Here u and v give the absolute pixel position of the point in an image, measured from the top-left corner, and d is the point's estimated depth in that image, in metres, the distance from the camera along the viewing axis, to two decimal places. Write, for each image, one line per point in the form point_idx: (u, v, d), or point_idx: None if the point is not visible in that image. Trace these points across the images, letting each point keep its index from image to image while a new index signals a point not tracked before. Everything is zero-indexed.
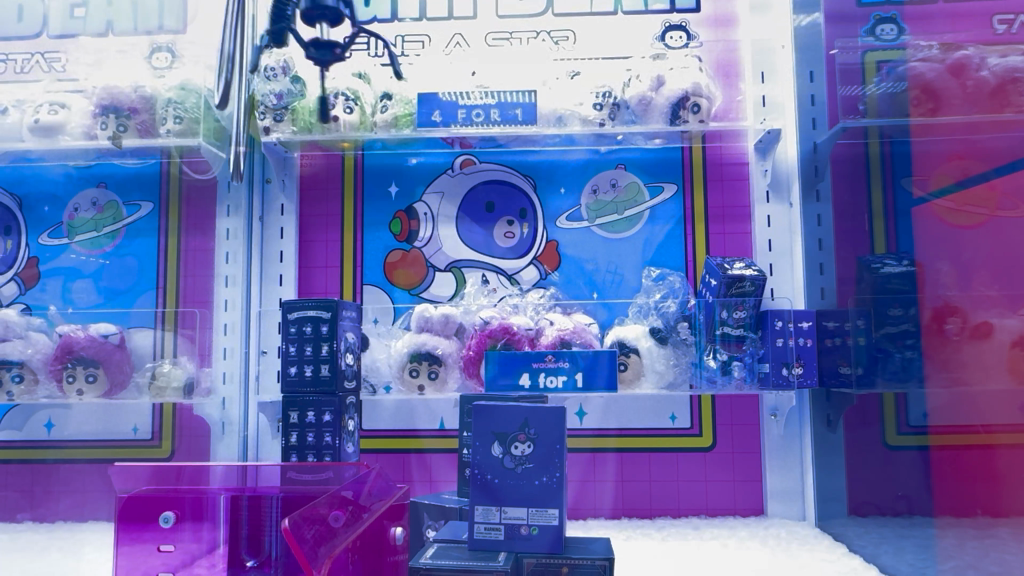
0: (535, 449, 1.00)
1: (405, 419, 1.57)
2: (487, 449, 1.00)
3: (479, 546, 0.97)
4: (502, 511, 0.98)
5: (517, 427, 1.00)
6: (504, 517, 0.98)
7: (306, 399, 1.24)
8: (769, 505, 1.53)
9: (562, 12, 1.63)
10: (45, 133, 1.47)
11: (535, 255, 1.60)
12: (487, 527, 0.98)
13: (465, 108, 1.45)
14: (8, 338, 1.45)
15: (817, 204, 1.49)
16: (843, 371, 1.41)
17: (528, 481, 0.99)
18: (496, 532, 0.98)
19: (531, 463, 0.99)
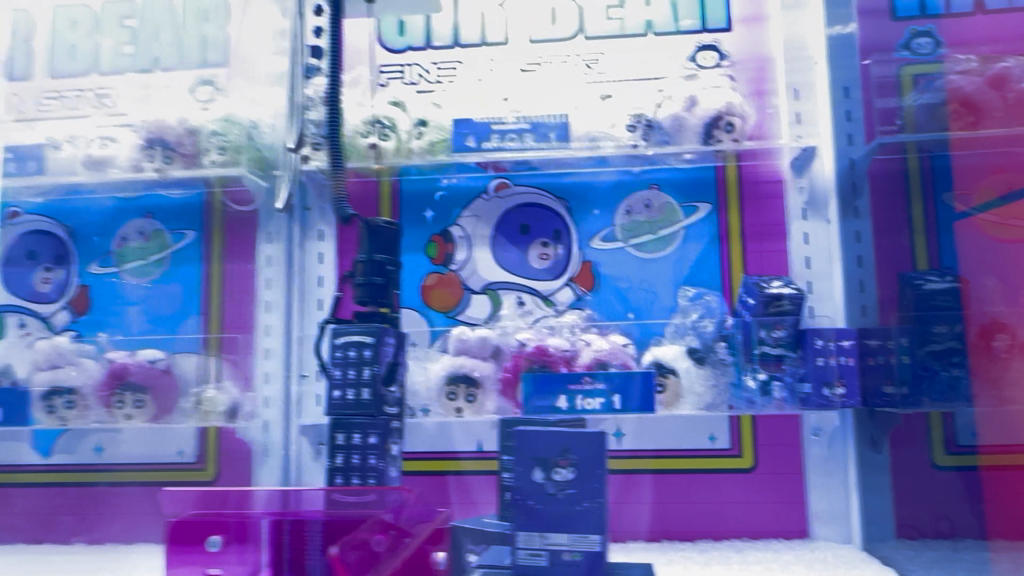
0: (577, 473, 0.99)
1: (443, 442, 1.58)
2: (530, 474, 0.99)
3: (523, 571, 0.98)
4: (545, 537, 0.98)
5: (558, 452, 1.00)
6: (547, 543, 0.98)
7: (351, 421, 1.26)
8: (814, 527, 1.48)
9: (593, 36, 1.64)
10: (96, 167, 1.55)
11: (569, 276, 1.59)
12: (530, 552, 0.98)
13: (499, 132, 1.47)
14: (63, 365, 1.53)
15: (856, 220, 1.48)
16: (888, 391, 1.37)
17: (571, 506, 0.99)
18: (540, 557, 0.98)
19: (573, 489, 0.99)
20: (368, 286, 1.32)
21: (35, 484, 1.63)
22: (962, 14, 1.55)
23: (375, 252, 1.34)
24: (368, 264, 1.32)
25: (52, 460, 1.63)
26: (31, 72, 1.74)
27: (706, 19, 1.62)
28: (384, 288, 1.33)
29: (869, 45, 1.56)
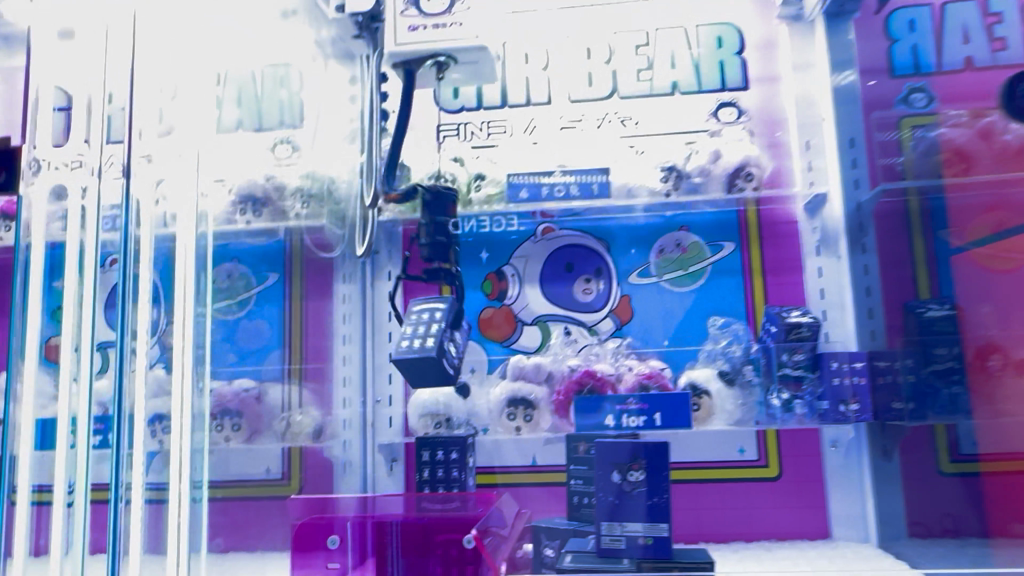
0: (648, 475, 1.18)
1: (491, 457, 1.71)
2: (607, 476, 1.19)
3: (606, 553, 1.17)
4: (623, 526, 1.18)
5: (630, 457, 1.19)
6: (625, 530, 1.18)
7: (437, 439, 1.47)
8: (835, 528, 1.66)
9: (626, 95, 1.85)
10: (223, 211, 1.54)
11: (610, 309, 1.79)
12: (612, 537, 1.17)
13: (547, 185, 1.74)
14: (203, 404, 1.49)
15: (864, 255, 1.69)
16: (896, 407, 1.56)
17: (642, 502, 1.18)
18: (619, 541, 1.17)
19: (645, 487, 1.18)
20: (430, 230, 1.68)
21: None
22: (954, 70, 1.75)
23: (435, 217, 1.69)
24: (431, 226, 1.68)
25: None
26: None
27: (725, 80, 1.83)
28: (446, 245, 1.69)
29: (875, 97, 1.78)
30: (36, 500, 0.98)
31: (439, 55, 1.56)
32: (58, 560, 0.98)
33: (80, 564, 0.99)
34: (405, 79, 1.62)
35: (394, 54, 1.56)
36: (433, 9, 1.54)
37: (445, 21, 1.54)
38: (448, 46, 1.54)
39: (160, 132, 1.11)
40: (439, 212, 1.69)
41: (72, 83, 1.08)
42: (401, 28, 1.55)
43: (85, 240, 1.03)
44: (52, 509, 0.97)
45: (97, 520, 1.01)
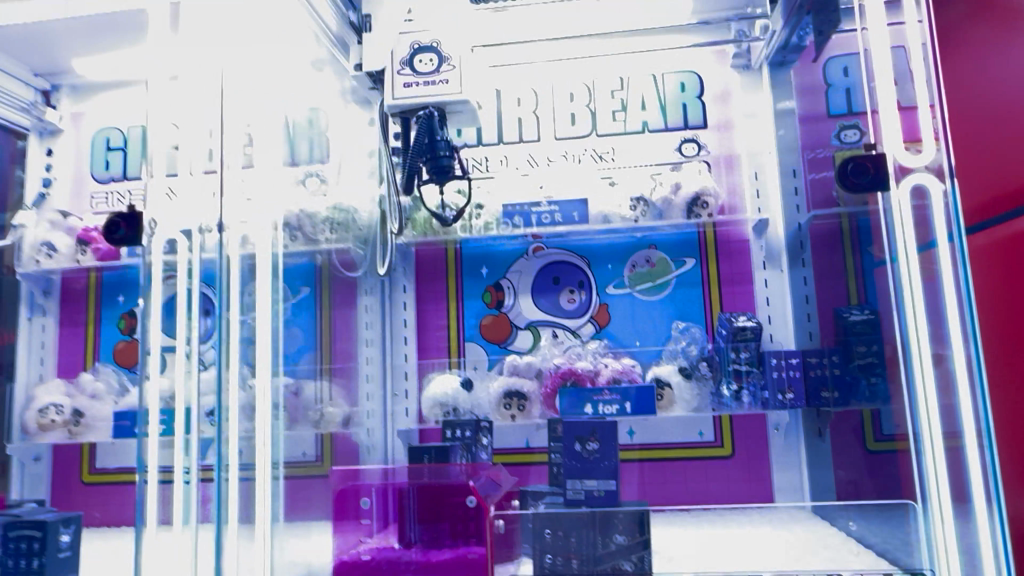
0: (603, 444, 1.30)
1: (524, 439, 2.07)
2: (569, 445, 1.31)
3: (570, 503, 1.29)
4: (583, 481, 1.29)
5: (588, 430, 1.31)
6: (584, 486, 1.29)
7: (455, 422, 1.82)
8: (777, 496, 2.00)
9: (603, 133, 2.20)
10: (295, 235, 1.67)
11: (590, 314, 2.13)
12: (574, 492, 1.29)
13: (536, 213, 2.03)
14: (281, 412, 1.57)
15: (803, 269, 2.03)
16: (824, 394, 1.90)
17: (600, 465, 1.30)
18: (578, 495, 1.29)
19: (599, 454, 1.30)
20: (430, 158, 1.85)
21: None
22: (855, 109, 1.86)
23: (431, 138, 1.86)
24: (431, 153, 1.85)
25: None
26: None
27: (687, 118, 2.18)
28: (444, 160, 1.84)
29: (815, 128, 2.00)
30: (164, 478, 1.15)
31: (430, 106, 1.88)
32: (180, 528, 1.14)
33: (195, 535, 1.15)
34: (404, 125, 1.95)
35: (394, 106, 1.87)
36: (425, 69, 1.88)
37: (435, 79, 1.88)
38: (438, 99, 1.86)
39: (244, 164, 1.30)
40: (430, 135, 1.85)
41: (174, 116, 1.24)
42: (398, 84, 1.88)
43: (190, 261, 1.21)
44: (173, 486, 1.15)
45: (204, 497, 1.17)
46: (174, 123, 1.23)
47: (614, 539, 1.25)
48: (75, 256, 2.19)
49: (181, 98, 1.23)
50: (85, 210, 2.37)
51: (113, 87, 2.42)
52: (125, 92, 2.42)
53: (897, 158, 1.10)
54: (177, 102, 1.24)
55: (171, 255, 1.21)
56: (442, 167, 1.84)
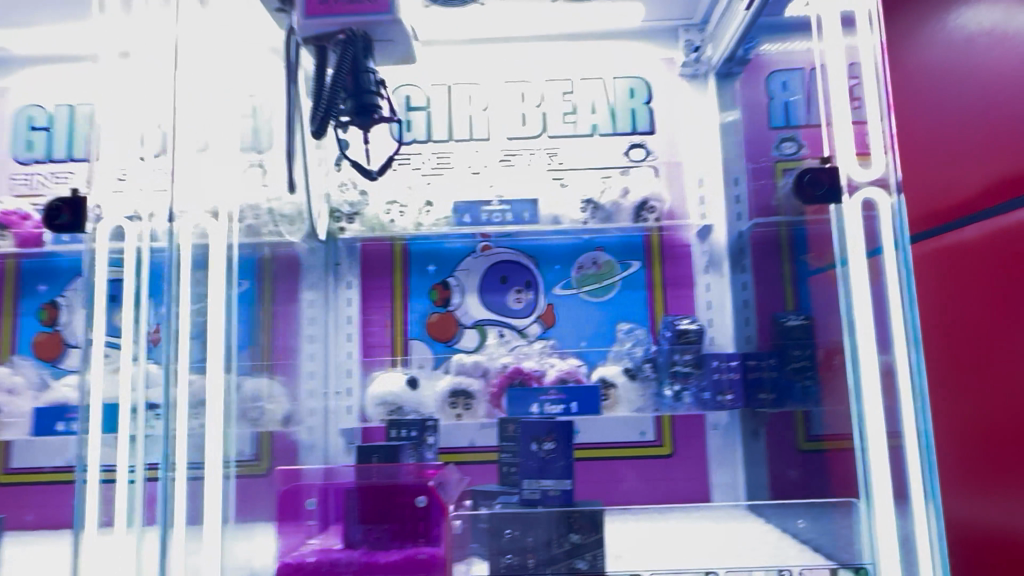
0: (558, 445, 1.31)
1: (466, 439, 2.06)
2: (526, 446, 1.31)
3: (528, 501, 1.30)
4: (540, 481, 1.30)
5: (543, 431, 1.31)
6: (541, 486, 1.30)
7: (402, 421, 1.80)
8: (715, 494, 2.06)
9: (554, 135, 2.21)
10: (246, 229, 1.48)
11: (537, 314, 2.14)
12: (530, 492, 1.30)
13: (486, 212, 2.03)
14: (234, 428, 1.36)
15: (743, 274, 2.08)
16: (762, 396, 1.97)
17: (556, 467, 1.30)
18: (534, 495, 1.30)
19: (556, 454, 1.31)
20: (350, 91, 1.47)
21: None
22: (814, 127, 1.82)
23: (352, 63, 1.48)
24: (351, 83, 1.47)
25: None
26: None
27: (635, 124, 2.22)
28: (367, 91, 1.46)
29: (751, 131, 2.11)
30: (106, 477, 1.09)
31: (351, 27, 1.52)
32: (122, 530, 1.09)
33: (140, 536, 1.10)
34: (319, 55, 1.55)
35: (305, 26, 1.54)
36: None
37: None
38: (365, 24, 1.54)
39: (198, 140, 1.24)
40: (353, 65, 1.48)
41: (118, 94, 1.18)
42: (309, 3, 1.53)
43: (139, 249, 1.15)
44: (115, 487, 1.10)
45: (150, 498, 1.12)
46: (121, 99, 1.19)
47: (569, 538, 1.26)
48: None
49: (129, 73, 1.19)
50: (5, 191, 2.21)
51: (38, 64, 2.28)
52: (50, 69, 2.28)
53: (850, 173, 1.15)
54: (129, 79, 1.18)
55: (119, 246, 1.14)
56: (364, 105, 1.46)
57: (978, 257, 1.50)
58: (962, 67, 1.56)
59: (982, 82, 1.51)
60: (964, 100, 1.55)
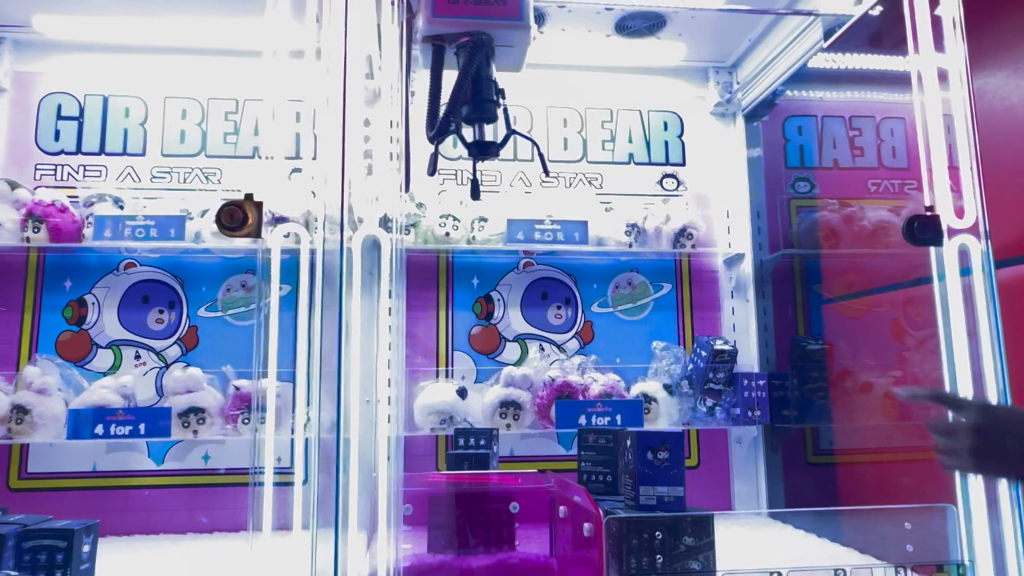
0: (671, 453, 1.43)
1: (507, 449, 2.13)
2: (643, 454, 1.42)
3: (642, 506, 1.40)
4: (655, 488, 1.41)
5: (658, 441, 1.44)
6: (655, 492, 1.41)
7: (470, 429, 1.84)
8: (736, 503, 2.24)
9: (594, 160, 2.34)
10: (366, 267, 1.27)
11: (575, 330, 2.25)
12: (647, 496, 1.41)
13: (537, 230, 2.09)
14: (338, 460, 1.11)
15: (763, 300, 2.29)
16: (786, 412, 2.18)
17: (667, 475, 1.42)
18: (650, 499, 1.41)
19: (669, 463, 1.43)
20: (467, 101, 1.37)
21: (155, 487, 2.04)
22: (830, 167, 2.26)
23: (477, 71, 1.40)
24: (472, 85, 1.38)
25: (164, 466, 2.05)
26: (145, 148, 2.18)
27: (669, 155, 2.38)
28: (487, 102, 1.36)
29: (773, 165, 2.33)
30: (281, 480, 1.09)
31: (474, 33, 1.46)
32: (300, 531, 1.09)
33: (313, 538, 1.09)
34: (436, 55, 1.51)
35: (431, 27, 1.44)
36: None
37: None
38: (493, 25, 1.45)
39: (355, 147, 1.26)
40: (475, 70, 1.40)
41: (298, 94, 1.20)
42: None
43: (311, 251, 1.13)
44: (289, 491, 1.09)
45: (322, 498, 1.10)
46: (291, 99, 1.18)
47: (682, 541, 1.30)
48: (21, 234, 1.95)
49: (302, 74, 1.21)
50: (28, 181, 2.11)
51: (67, 50, 2.19)
52: (80, 58, 2.19)
53: (948, 223, 1.32)
54: (305, 79, 1.21)
55: (294, 245, 1.15)
56: (483, 111, 1.36)
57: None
58: (1021, 114, 1.71)
59: None
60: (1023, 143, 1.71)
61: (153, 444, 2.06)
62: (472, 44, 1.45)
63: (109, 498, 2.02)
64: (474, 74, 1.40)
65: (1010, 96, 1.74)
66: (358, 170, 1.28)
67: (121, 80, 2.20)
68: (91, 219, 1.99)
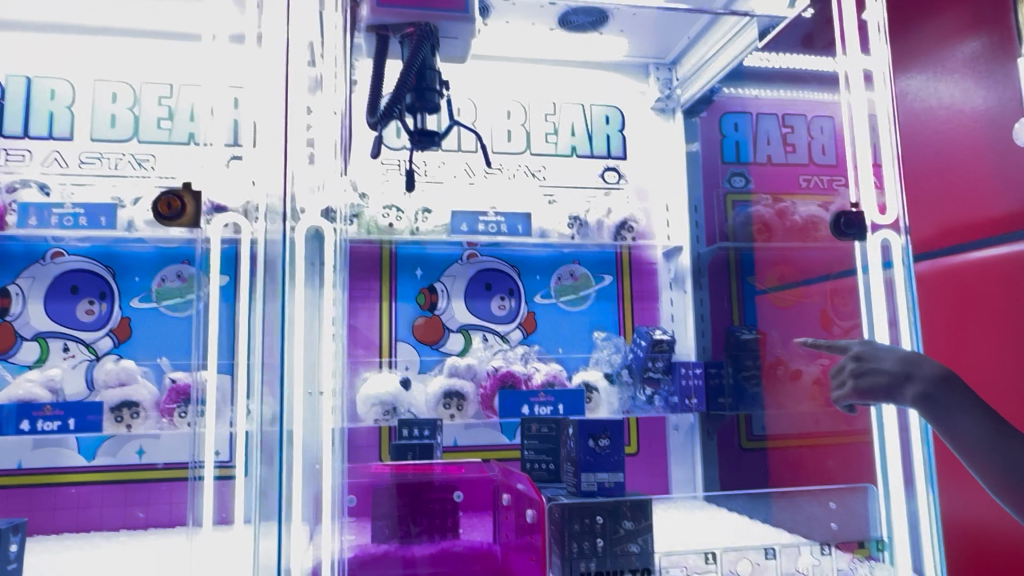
0: (612, 441, 1.47)
1: (449, 439, 2.13)
2: (584, 441, 1.45)
3: (584, 493, 1.42)
4: (595, 474, 1.44)
5: (599, 429, 1.47)
6: (596, 479, 1.44)
7: (412, 420, 1.84)
8: (673, 488, 2.31)
9: (537, 153, 2.35)
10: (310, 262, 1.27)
11: (519, 321, 2.27)
12: (589, 482, 1.43)
13: (481, 222, 2.11)
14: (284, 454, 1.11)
15: (700, 291, 2.36)
16: (722, 400, 2.25)
17: (608, 462, 1.45)
18: (591, 485, 1.43)
19: (609, 451, 1.46)
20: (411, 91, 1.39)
21: (86, 484, 1.98)
22: (764, 163, 2.37)
23: (421, 60, 1.40)
24: (415, 76, 1.39)
25: (95, 462, 1.99)
26: (73, 133, 2.09)
27: (610, 149, 2.42)
28: (429, 90, 1.39)
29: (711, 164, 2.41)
30: (220, 475, 1.08)
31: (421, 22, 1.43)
32: (241, 526, 1.08)
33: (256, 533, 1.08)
34: (380, 45, 1.50)
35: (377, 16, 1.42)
36: None
37: None
38: (439, 17, 1.44)
39: (298, 138, 1.24)
40: (419, 59, 1.40)
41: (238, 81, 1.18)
42: None
43: (252, 242, 1.11)
44: (231, 483, 1.08)
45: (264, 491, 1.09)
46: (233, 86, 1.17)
47: (622, 525, 1.32)
48: None
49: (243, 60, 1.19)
50: None
51: None
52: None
53: (872, 218, 1.39)
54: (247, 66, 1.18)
55: (235, 234, 1.14)
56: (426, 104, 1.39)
57: (985, 281, 1.62)
58: (941, 115, 1.81)
59: (960, 137, 1.75)
60: (942, 143, 1.80)
61: (84, 440, 1.99)
62: (418, 31, 1.43)
63: (36, 497, 1.94)
64: (418, 63, 1.40)
65: (929, 99, 1.84)
66: (300, 159, 1.26)
67: (46, 61, 2.10)
68: (14, 206, 1.89)
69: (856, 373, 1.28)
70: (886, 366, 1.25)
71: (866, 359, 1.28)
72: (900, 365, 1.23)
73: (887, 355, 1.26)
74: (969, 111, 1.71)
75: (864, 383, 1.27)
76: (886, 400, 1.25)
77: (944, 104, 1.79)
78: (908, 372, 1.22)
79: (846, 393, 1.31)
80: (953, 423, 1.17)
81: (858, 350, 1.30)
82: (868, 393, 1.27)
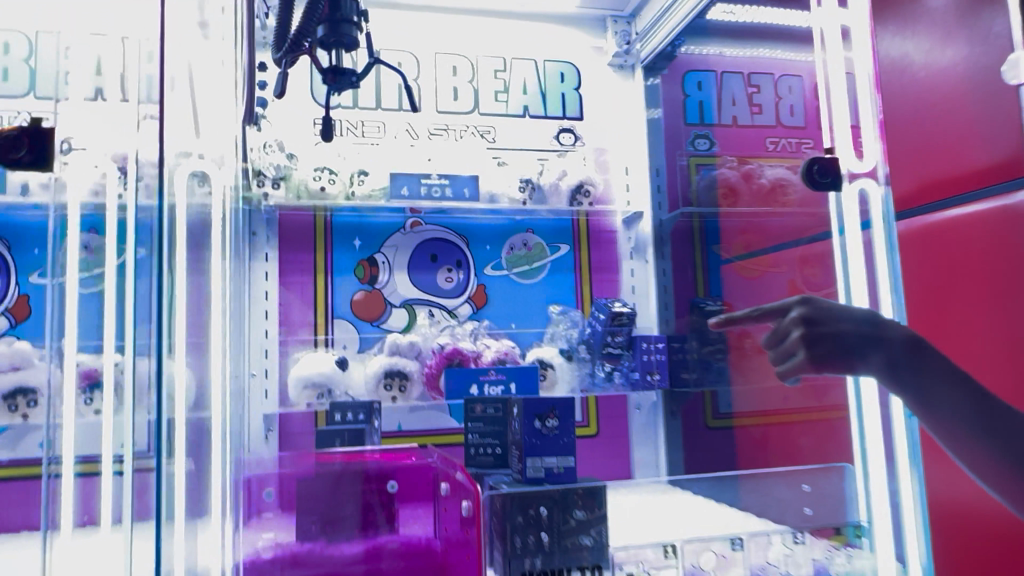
0: (561, 421, 1.31)
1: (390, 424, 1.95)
2: (529, 422, 1.29)
3: (530, 480, 1.26)
4: (542, 459, 1.28)
5: (546, 407, 1.30)
6: (544, 463, 1.27)
7: (345, 403, 1.66)
8: (635, 472, 2.13)
9: (486, 112, 2.17)
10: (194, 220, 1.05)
11: (468, 295, 2.10)
12: (535, 467, 1.27)
13: (424, 185, 1.92)
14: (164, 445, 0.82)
15: (662, 261, 2.19)
16: (684, 376, 2.08)
17: (556, 443, 1.29)
18: (539, 471, 1.27)
19: (558, 432, 1.30)
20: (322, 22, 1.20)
21: None
22: (729, 125, 2.27)
23: None
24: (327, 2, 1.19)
25: None
26: None
27: (566, 109, 2.24)
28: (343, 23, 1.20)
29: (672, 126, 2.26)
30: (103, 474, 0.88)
31: None
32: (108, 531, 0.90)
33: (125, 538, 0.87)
34: None
35: None
36: None
37: None
38: None
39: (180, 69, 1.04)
40: None
41: None
42: None
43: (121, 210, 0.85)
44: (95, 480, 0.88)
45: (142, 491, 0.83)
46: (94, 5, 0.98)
47: (573, 515, 1.16)
48: None
49: None
50: None
51: None
52: None
53: (848, 166, 1.23)
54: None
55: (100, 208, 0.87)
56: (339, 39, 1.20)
57: (964, 238, 1.50)
58: (919, 63, 1.66)
59: (939, 84, 1.60)
60: (920, 93, 1.66)
61: None
62: None
63: None
64: None
65: (905, 45, 1.69)
66: None
67: None
68: None
69: (810, 339, 1.21)
70: (844, 330, 1.15)
71: (820, 322, 1.19)
72: (859, 330, 1.13)
73: (845, 316, 1.16)
74: (949, 56, 1.57)
75: (821, 348, 1.19)
76: (845, 368, 1.17)
77: (922, 50, 1.65)
78: (873, 336, 1.12)
79: (799, 360, 1.23)
80: (931, 393, 1.11)
81: (805, 311, 1.22)
82: (824, 359, 1.20)
